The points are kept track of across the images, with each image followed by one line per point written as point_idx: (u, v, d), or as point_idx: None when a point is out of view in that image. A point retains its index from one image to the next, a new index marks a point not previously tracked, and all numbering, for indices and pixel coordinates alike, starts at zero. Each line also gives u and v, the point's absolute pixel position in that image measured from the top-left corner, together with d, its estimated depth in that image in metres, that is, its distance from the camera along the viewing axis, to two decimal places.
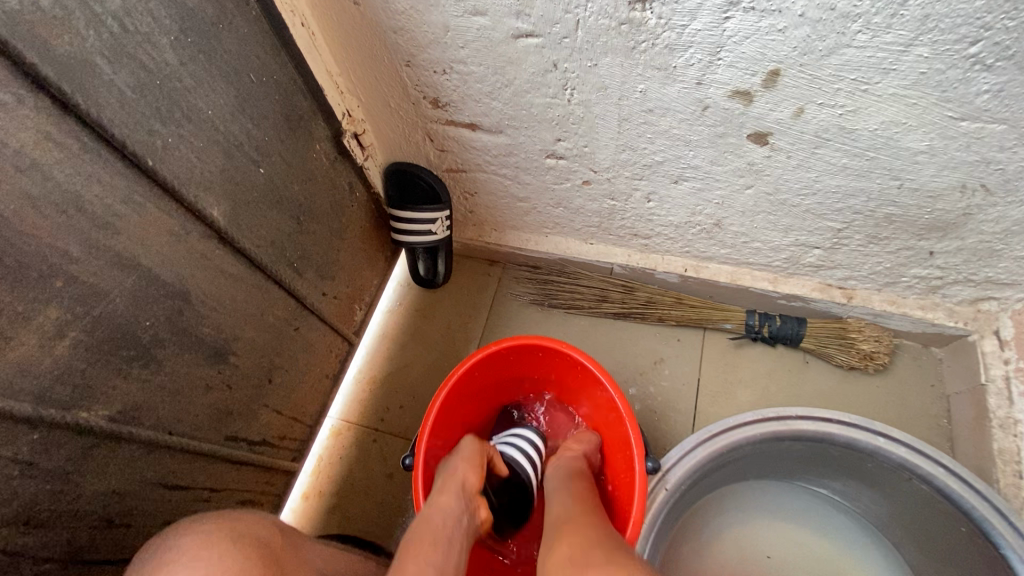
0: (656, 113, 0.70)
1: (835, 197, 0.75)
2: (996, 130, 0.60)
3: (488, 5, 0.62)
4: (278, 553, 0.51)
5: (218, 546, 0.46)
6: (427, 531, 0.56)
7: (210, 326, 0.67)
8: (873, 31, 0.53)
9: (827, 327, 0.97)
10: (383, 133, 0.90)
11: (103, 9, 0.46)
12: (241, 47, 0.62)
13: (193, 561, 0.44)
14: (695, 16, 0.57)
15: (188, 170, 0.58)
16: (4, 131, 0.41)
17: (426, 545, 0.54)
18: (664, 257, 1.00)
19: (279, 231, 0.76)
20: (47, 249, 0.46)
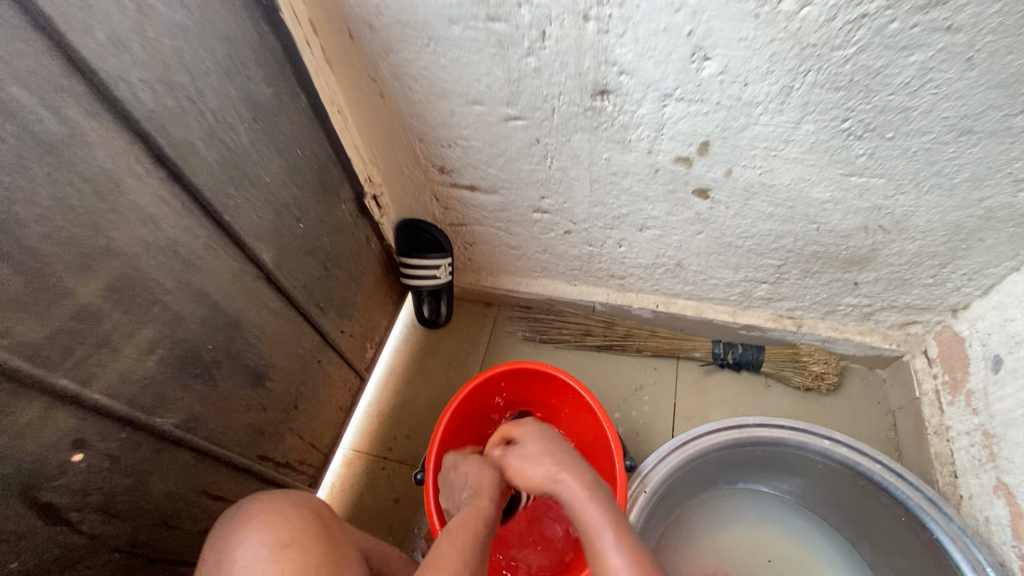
0: (619, 175, 0.88)
1: (769, 238, 0.92)
2: (879, 183, 0.77)
3: (485, 97, 0.81)
4: (328, 523, 0.62)
5: (285, 509, 0.59)
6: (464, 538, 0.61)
7: (253, 353, 0.80)
8: (771, 114, 0.72)
9: (782, 352, 1.12)
10: (396, 195, 1.07)
11: (206, 107, 0.64)
12: (293, 129, 0.80)
13: (265, 515, 0.58)
14: (641, 104, 0.75)
15: (249, 224, 0.74)
16: (136, 195, 0.57)
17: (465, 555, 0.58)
18: (638, 294, 1.15)
19: (310, 275, 0.91)
20: (151, 282, 0.61)
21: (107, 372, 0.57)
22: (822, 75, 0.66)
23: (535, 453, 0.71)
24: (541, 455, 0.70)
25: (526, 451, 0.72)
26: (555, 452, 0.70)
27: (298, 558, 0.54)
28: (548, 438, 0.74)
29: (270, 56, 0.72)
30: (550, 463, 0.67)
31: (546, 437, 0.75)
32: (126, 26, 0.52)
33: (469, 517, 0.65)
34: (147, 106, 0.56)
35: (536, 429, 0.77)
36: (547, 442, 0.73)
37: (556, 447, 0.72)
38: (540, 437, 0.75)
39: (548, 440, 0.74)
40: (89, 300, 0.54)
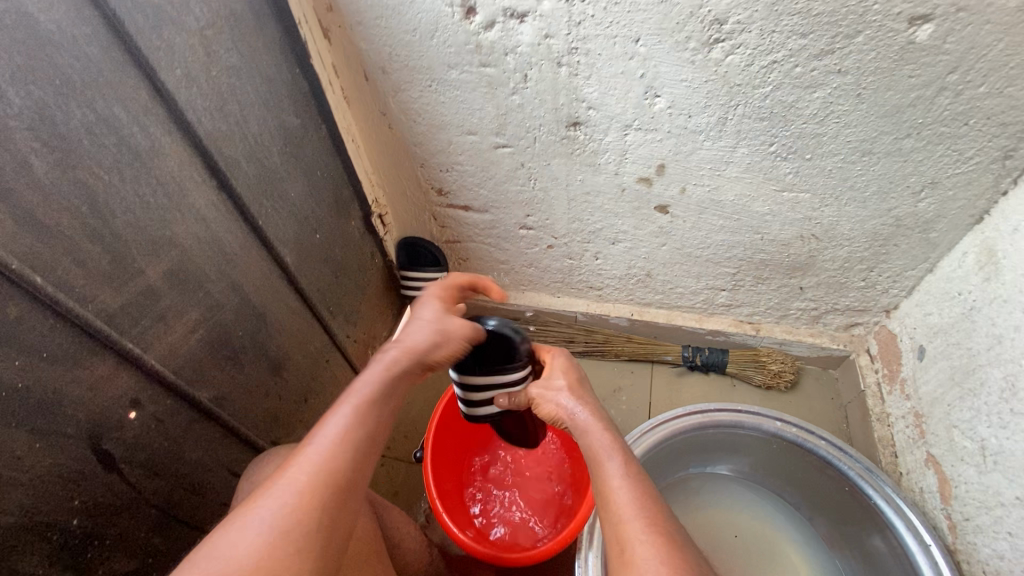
0: (592, 194, 1.03)
1: (723, 248, 1.06)
2: (806, 197, 0.93)
3: (477, 128, 0.96)
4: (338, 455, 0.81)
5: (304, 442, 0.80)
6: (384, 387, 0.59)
7: (273, 344, 0.91)
8: (712, 140, 0.88)
9: (744, 354, 1.24)
10: (399, 215, 1.21)
11: (250, 131, 0.78)
12: (314, 153, 0.94)
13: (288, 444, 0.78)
14: (607, 133, 0.91)
15: (277, 230, 0.87)
16: (194, 198, 0.70)
17: (374, 402, 0.56)
18: (615, 304, 1.28)
19: (323, 281, 1.03)
20: (199, 271, 0.73)
21: (160, 344, 0.69)
22: (748, 109, 0.82)
23: (562, 390, 0.75)
24: (568, 391, 0.74)
25: (549, 382, 0.77)
26: (582, 397, 0.73)
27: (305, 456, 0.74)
28: (574, 376, 0.77)
29: (299, 93, 0.88)
30: (567, 396, 0.73)
31: (575, 376, 0.77)
32: (197, 66, 0.67)
33: (400, 353, 0.63)
34: (208, 128, 0.70)
35: (567, 361, 0.80)
36: (572, 378, 0.77)
37: (581, 385, 0.76)
38: (569, 375, 0.77)
39: (573, 377, 0.77)
40: (153, 280, 0.66)
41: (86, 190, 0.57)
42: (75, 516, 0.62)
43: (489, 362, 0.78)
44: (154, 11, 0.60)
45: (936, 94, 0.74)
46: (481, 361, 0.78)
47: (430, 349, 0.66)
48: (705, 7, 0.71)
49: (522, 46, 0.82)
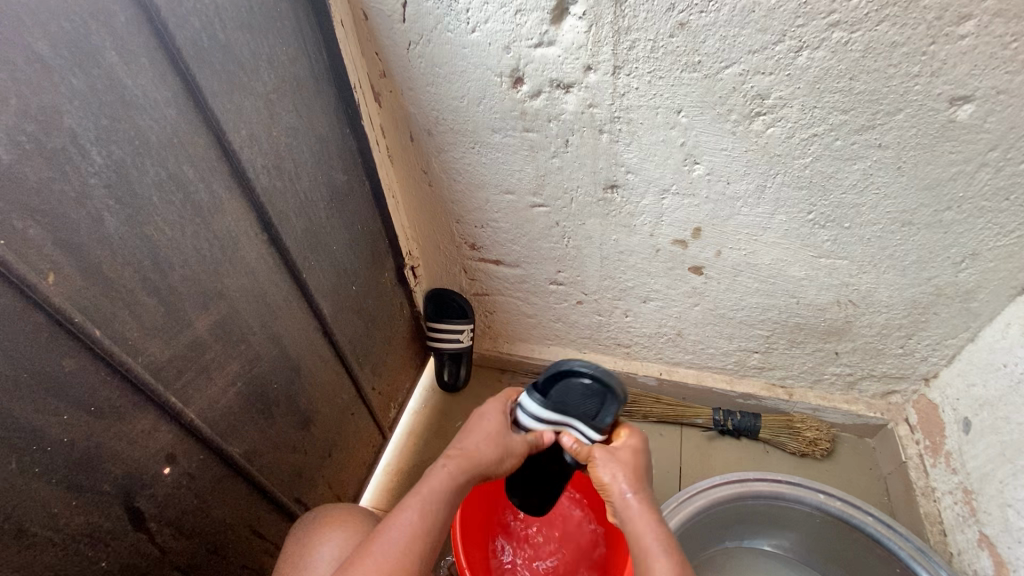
0: (626, 254, 1.04)
1: (756, 311, 1.06)
2: (843, 264, 0.93)
3: (516, 188, 0.98)
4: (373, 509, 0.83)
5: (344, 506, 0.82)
6: (422, 512, 0.66)
7: (305, 398, 0.90)
8: (750, 206, 0.89)
9: (777, 420, 1.21)
10: (430, 268, 1.22)
11: (301, 187, 0.80)
12: (356, 208, 0.96)
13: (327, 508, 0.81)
14: (644, 196, 0.93)
15: (317, 282, 0.87)
16: (245, 251, 0.71)
17: (415, 533, 0.64)
18: (643, 362, 1.27)
19: (356, 332, 1.03)
20: (243, 324, 0.73)
21: (201, 397, 0.68)
22: (787, 178, 0.84)
23: (631, 475, 0.74)
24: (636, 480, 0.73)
25: (620, 463, 0.75)
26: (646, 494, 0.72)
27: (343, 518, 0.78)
28: (641, 468, 0.76)
29: (348, 151, 0.91)
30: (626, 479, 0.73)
31: (642, 467, 0.76)
32: (260, 127, 0.69)
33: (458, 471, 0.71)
34: (265, 184, 0.72)
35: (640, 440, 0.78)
36: (638, 465, 0.76)
37: (642, 477, 0.75)
38: (638, 465, 0.76)
39: (641, 463, 0.76)
40: (200, 333, 0.66)
41: (150, 244, 0.58)
42: None
43: (574, 411, 0.76)
44: (228, 76, 0.63)
45: (976, 169, 0.75)
46: (570, 403, 0.76)
47: (491, 465, 0.73)
48: (748, 84, 0.74)
49: (565, 114, 0.85)
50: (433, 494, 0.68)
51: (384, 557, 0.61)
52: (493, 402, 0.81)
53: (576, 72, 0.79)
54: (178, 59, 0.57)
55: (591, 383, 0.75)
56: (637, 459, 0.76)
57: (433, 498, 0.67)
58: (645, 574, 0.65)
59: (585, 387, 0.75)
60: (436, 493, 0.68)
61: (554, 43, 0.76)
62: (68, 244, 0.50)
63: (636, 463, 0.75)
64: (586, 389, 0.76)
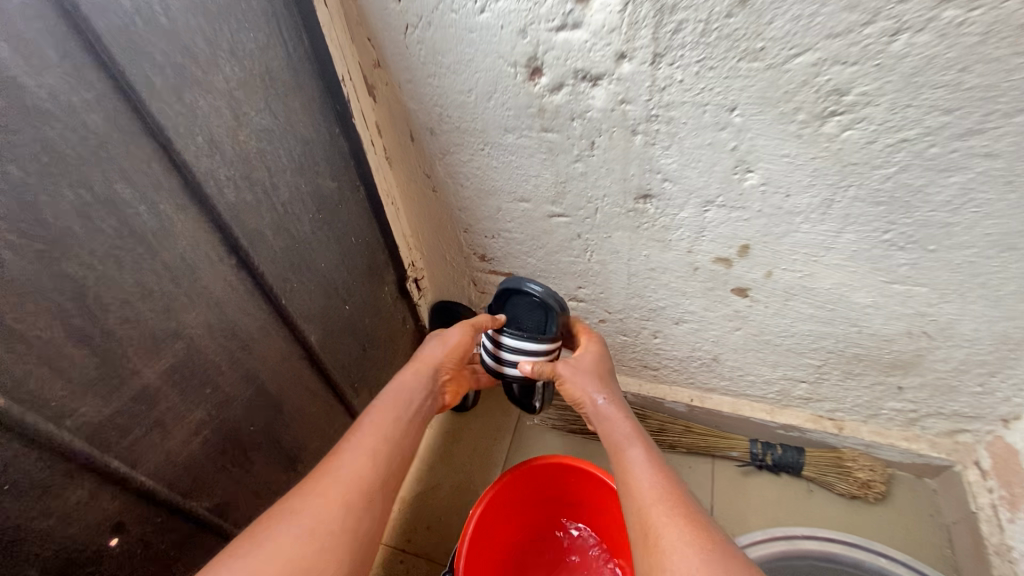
0: (658, 271, 0.90)
1: (808, 339, 0.91)
2: (921, 291, 0.78)
3: (532, 195, 0.85)
4: None
5: None
6: (388, 410, 0.70)
7: (289, 435, 0.79)
8: (812, 222, 0.74)
9: (824, 456, 1.07)
10: (437, 280, 1.10)
11: (278, 199, 0.68)
12: (349, 218, 0.84)
13: None
14: (683, 208, 0.79)
15: (301, 307, 0.76)
16: (208, 279, 0.60)
17: (376, 426, 0.67)
18: (672, 387, 1.14)
19: (350, 355, 0.92)
20: (209, 364, 0.62)
21: (155, 454, 0.58)
22: (862, 191, 0.69)
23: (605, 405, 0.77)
24: (602, 385, 0.78)
25: (580, 363, 0.81)
26: (624, 418, 0.74)
27: None
28: (602, 358, 0.83)
29: (339, 153, 0.78)
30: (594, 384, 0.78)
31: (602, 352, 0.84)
32: (223, 132, 0.57)
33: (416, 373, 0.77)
34: (230, 199, 0.60)
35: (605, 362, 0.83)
36: (598, 363, 0.82)
37: (608, 377, 0.81)
38: (599, 360, 0.83)
39: (609, 383, 0.80)
40: (151, 382, 0.55)
41: (75, 284, 0.46)
42: None
43: (526, 322, 0.86)
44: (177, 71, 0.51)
45: None
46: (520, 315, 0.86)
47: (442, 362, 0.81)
48: (823, 76, 0.59)
49: (592, 112, 0.71)
50: (388, 396, 0.72)
51: (348, 470, 0.61)
52: (455, 328, 0.85)
53: (606, 61, 0.65)
54: (102, 51, 0.44)
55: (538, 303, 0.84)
56: (603, 364, 0.82)
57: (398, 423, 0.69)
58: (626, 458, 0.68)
59: (532, 305, 0.85)
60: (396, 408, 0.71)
61: (580, 26, 0.62)
62: None
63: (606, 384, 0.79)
64: (532, 304, 0.85)
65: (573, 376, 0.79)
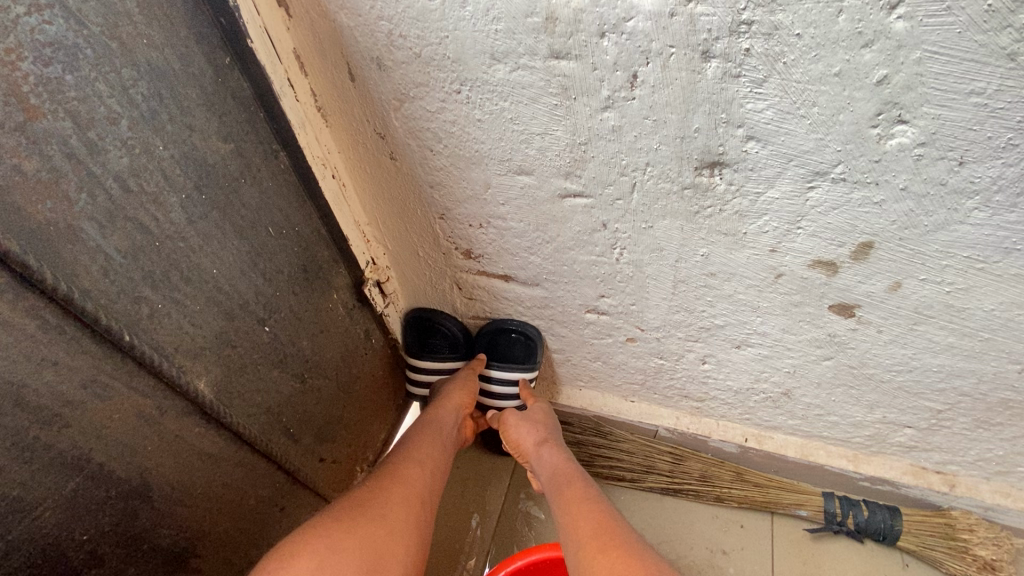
0: (718, 277, 0.62)
1: (935, 375, 0.63)
2: None
3: (535, 165, 0.57)
4: None
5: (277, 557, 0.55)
6: (432, 429, 0.76)
7: (171, 524, 0.54)
8: (993, 209, 0.45)
9: (927, 523, 0.81)
10: (410, 280, 0.82)
11: (104, 170, 0.41)
12: (262, 199, 0.56)
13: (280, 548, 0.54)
14: (771, 183, 0.50)
15: (174, 339, 0.49)
16: None
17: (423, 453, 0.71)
18: (721, 422, 0.86)
19: (278, 394, 0.65)
20: None
21: None
22: None
23: (548, 462, 0.75)
24: (553, 434, 0.80)
25: (527, 414, 0.83)
26: (574, 476, 0.71)
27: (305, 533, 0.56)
28: (549, 415, 0.83)
29: (232, 98, 0.50)
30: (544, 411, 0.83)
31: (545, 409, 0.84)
32: None
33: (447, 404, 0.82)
34: None
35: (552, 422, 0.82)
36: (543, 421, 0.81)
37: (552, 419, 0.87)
38: (543, 416, 0.82)
39: (553, 451, 0.76)
40: None
41: None
42: None
43: (511, 358, 0.86)
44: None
45: None
46: (504, 351, 0.85)
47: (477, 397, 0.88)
48: None
49: (633, 20, 0.42)
50: (437, 420, 0.78)
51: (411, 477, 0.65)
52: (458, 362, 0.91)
53: None
54: None
55: (516, 336, 0.83)
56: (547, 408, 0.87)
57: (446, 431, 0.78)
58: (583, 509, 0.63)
59: (513, 339, 0.84)
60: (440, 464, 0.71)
61: None
62: None
63: (550, 440, 0.79)
64: (513, 340, 0.84)
65: (516, 427, 0.81)
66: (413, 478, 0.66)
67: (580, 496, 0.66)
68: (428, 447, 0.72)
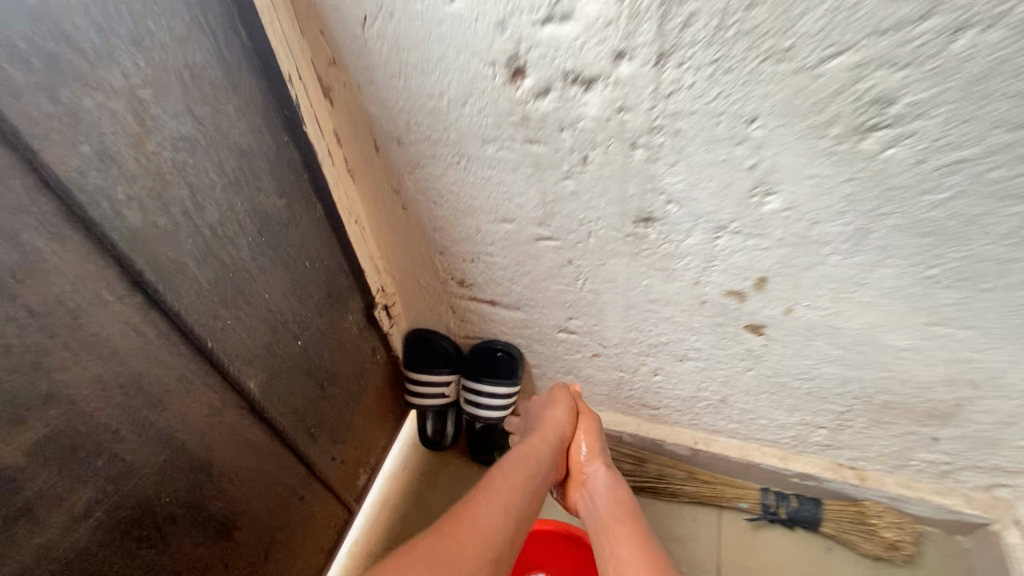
0: (659, 303, 0.78)
1: (831, 382, 0.80)
2: (968, 335, 0.66)
3: (516, 216, 0.74)
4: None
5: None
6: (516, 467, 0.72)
7: (222, 499, 0.67)
8: (843, 254, 0.63)
9: (844, 511, 0.96)
10: (410, 304, 0.99)
11: (204, 221, 0.56)
12: (302, 239, 0.72)
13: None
14: (690, 233, 0.67)
15: (236, 347, 0.64)
16: (99, 324, 0.48)
17: (502, 492, 0.66)
18: (673, 427, 1.02)
19: (304, 397, 0.79)
20: (102, 431, 0.50)
21: (19, 552, 0.45)
22: (906, 219, 0.57)
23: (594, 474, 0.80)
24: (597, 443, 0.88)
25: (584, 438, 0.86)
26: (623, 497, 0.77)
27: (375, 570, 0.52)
28: (597, 441, 0.87)
29: (287, 164, 0.67)
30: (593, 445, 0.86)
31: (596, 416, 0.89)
32: (120, 138, 0.46)
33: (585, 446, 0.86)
34: (134, 221, 0.49)
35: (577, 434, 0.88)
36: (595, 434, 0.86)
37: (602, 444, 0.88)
38: (598, 437, 0.87)
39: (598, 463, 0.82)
40: (11, 463, 0.43)
41: None
42: None
43: (498, 372, 1.00)
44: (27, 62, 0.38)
45: None
46: (492, 366, 1.00)
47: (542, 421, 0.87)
48: (865, 81, 0.48)
49: (584, 121, 0.60)
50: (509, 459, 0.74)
51: (482, 521, 0.60)
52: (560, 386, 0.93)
53: (602, 60, 0.53)
54: None
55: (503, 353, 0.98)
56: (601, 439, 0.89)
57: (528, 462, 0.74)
58: None
59: (500, 356, 0.99)
60: (536, 464, 0.74)
61: (569, 17, 0.51)
62: None
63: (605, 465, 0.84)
64: (500, 357, 0.99)
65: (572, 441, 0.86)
66: (484, 521, 0.60)
67: (647, 541, 0.66)
68: (504, 487, 0.67)
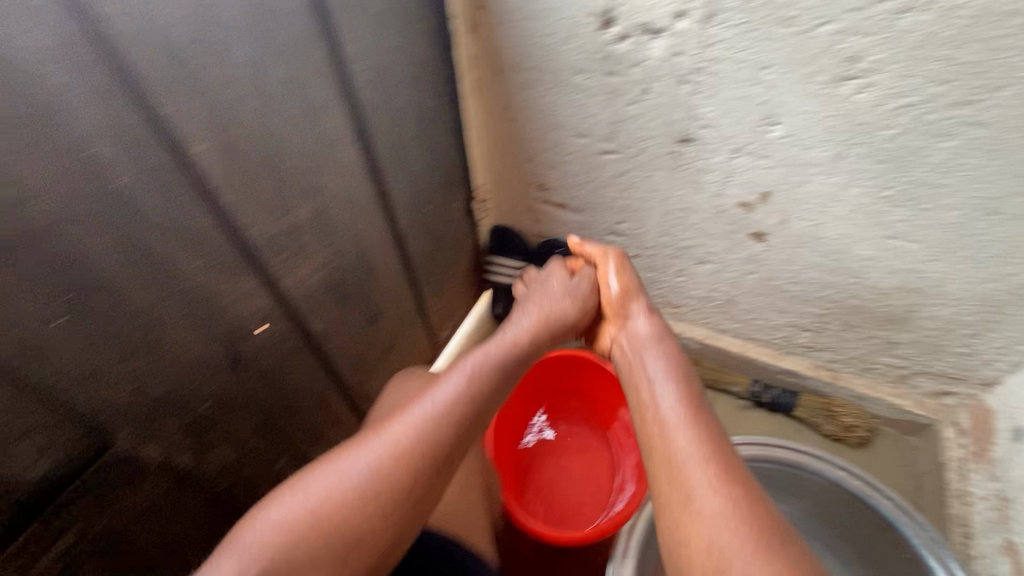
0: (688, 211, 1.05)
1: (814, 286, 1.05)
2: (915, 247, 0.90)
3: (591, 132, 1.02)
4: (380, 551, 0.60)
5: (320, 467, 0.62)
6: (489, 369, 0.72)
7: (374, 298, 1.01)
8: (824, 174, 0.88)
9: (815, 402, 1.24)
10: (495, 206, 1.30)
11: (393, 101, 0.88)
12: (437, 131, 1.04)
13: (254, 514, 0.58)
14: (716, 153, 0.93)
15: (395, 193, 0.96)
16: (341, 149, 0.80)
17: (387, 443, 0.61)
18: (689, 325, 1.29)
19: (423, 249, 1.12)
20: (333, 218, 0.83)
21: (293, 272, 0.79)
22: (869, 148, 0.82)
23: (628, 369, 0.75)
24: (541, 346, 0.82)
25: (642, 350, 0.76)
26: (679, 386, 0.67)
27: (288, 508, 0.57)
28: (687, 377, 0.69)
29: (437, 76, 0.98)
30: (662, 368, 0.70)
31: (671, 333, 0.78)
32: (365, 39, 0.78)
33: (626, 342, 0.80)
34: (363, 92, 0.80)
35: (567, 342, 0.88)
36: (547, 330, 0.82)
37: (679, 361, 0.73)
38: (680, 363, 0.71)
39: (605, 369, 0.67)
40: (297, 218, 0.77)
41: (267, 129, 0.68)
42: (205, 400, 0.74)
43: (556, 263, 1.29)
44: (47, 160, 0.50)
45: None
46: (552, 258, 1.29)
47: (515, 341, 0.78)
48: (842, 43, 0.73)
49: (649, 60, 0.86)
50: (435, 396, 0.67)
51: (347, 477, 0.59)
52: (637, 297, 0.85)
53: (667, 17, 0.80)
54: None
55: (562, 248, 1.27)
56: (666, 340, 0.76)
57: (454, 407, 0.66)
58: (681, 523, 0.54)
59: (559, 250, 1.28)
60: (458, 419, 0.66)
61: None
62: (209, 113, 0.60)
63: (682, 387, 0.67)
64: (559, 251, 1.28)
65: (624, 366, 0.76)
66: (351, 470, 0.59)
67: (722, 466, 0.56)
68: (398, 413, 0.65)
